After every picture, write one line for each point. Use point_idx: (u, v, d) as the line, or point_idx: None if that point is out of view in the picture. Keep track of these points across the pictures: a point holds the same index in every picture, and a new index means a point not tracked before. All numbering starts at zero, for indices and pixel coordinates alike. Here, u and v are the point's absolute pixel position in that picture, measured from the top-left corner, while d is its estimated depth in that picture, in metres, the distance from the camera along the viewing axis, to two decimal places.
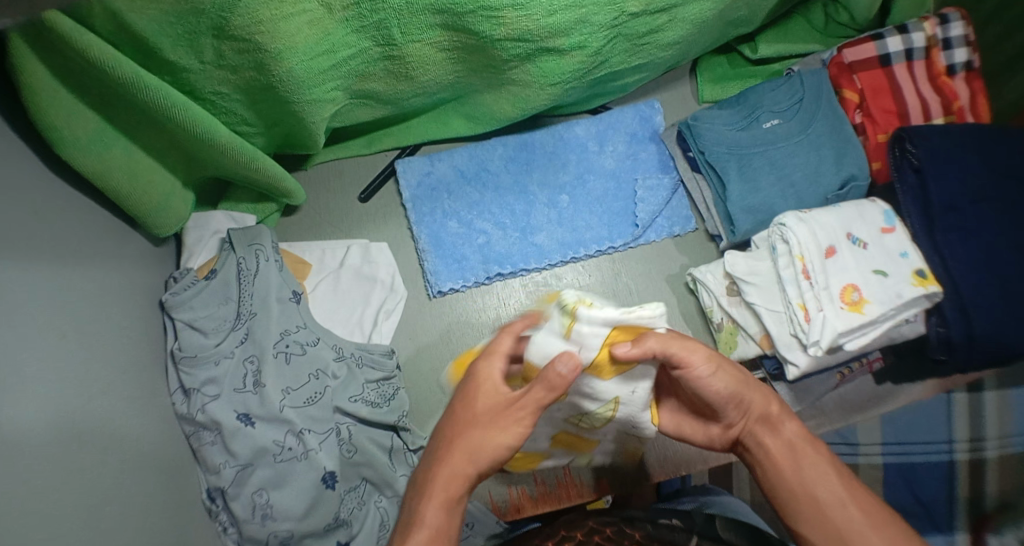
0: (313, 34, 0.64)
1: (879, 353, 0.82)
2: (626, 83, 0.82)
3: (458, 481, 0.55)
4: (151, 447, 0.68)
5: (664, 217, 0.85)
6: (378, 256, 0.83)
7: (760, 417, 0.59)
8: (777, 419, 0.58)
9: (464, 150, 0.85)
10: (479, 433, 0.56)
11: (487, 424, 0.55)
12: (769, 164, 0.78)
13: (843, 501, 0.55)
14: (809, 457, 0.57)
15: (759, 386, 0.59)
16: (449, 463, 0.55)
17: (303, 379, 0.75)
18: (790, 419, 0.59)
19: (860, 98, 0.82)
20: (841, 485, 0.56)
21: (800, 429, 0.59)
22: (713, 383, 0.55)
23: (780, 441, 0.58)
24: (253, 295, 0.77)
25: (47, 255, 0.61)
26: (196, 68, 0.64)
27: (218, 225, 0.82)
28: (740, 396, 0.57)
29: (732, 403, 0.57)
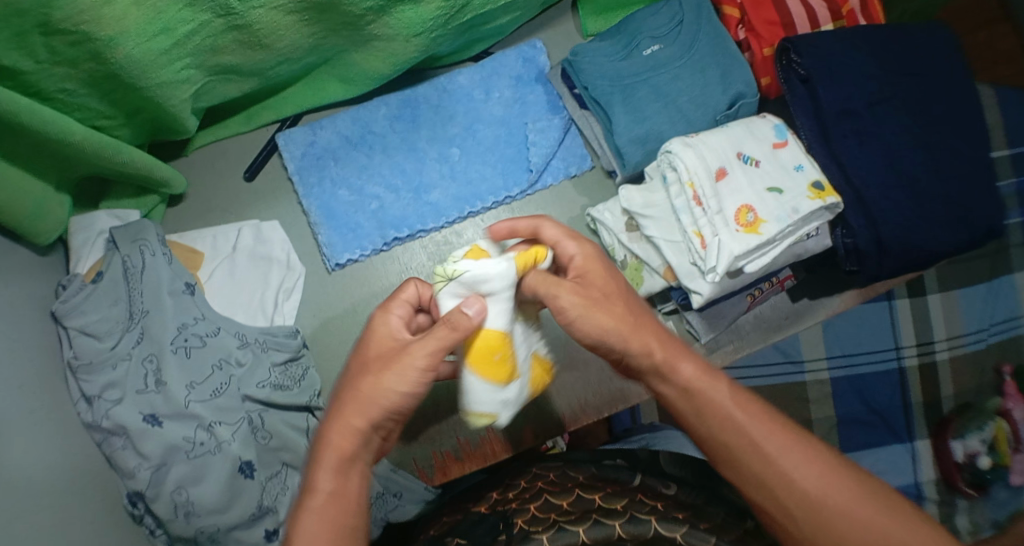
0: (142, 14, 0.60)
1: (789, 270, 0.82)
2: (501, 25, 0.79)
3: (354, 437, 0.53)
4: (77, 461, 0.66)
5: (559, 158, 0.83)
6: (271, 236, 0.81)
7: (651, 367, 0.57)
8: (668, 368, 0.56)
9: (347, 114, 0.82)
10: (380, 387, 0.52)
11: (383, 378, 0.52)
12: (653, 91, 0.76)
13: (761, 441, 0.53)
14: (710, 398, 0.55)
15: (642, 331, 0.57)
16: (343, 416, 0.53)
17: (207, 372, 0.74)
18: (684, 361, 0.56)
19: (741, 12, 0.80)
20: (756, 417, 0.54)
21: (698, 367, 0.56)
22: (580, 325, 0.56)
23: (675, 388, 0.56)
24: (143, 292, 0.76)
25: None
26: (34, 69, 0.61)
27: (103, 225, 0.79)
28: (616, 335, 0.56)
29: (606, 343, 0.56)
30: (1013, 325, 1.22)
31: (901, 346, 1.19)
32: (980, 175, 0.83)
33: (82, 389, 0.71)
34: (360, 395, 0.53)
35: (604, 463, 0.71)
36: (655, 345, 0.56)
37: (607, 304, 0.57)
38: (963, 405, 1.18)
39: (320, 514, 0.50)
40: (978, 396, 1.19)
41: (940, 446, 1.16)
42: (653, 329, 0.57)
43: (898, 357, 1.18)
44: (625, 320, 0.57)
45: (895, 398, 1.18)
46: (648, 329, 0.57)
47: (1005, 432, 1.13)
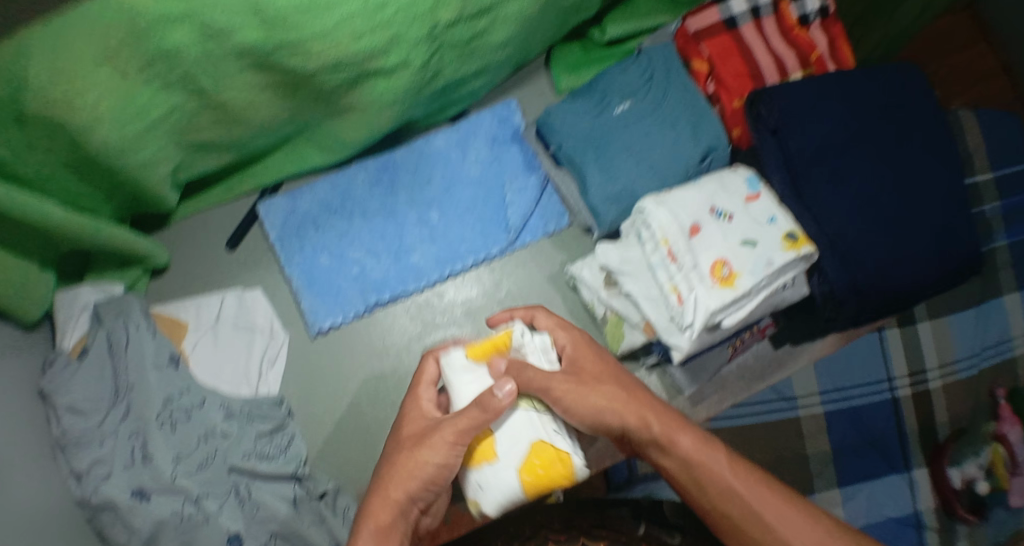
0: (116, 101, 0.60)
1: (770, 319, 0.84)
2: (474, 88, 0.80)
3: (388, 507, 0.59)
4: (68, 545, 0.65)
5: (538, 216, 0.85)
6: (254, 305, 0.82)
7: (652, 441, 0.61)
8: (666, 440, 0.61)
9: (327, 180, 0.83)
10: (417, 461, 0.59)
11: (416, 453, 0.60)
12: (625, 149, 0.78)
13: (760, 509, 0.58)
14: (708, 469, 0.59)
15: (636, 407, 0.63)
16: (391, 482, 0.59)
17: (193, 443, 0.74)
18: (681, 434, 0.61)
19: (710, 66, 0.81)
20: (747, 481, 0.59)
21: (695, 438, 0.61)
22: (575, 410, 0.62)
23: (677, 461, 0.60)
24: (128, 367, 0.75)
25: None
26: (11, 157, 0.61)
27: (87, 299, 0.79)
28: (612, 415, 0.63)
29: (606, 424, 0.63)
30: (1004, 348, 1.16)
31: (893, 378, 1.14)
32: (957, 211, 0.83)
33: (70, 467, 0.69)
34: (398, 468, 0.60)
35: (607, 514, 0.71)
36: (653, 421, 0.62)
37: (601, 385, 0.63)
38: (957, 431, 1.13)
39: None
40: (972, 421, 1.13)
41: (938, 474, 1.11)
42: (649, 403, 0.63)
43: (891, 388, 1.13)
44: (619, 397, 0.63)
45: (890, 424, 1.13)
46: (642, 405, 0.63)
47: (1001, 456, 1.06)
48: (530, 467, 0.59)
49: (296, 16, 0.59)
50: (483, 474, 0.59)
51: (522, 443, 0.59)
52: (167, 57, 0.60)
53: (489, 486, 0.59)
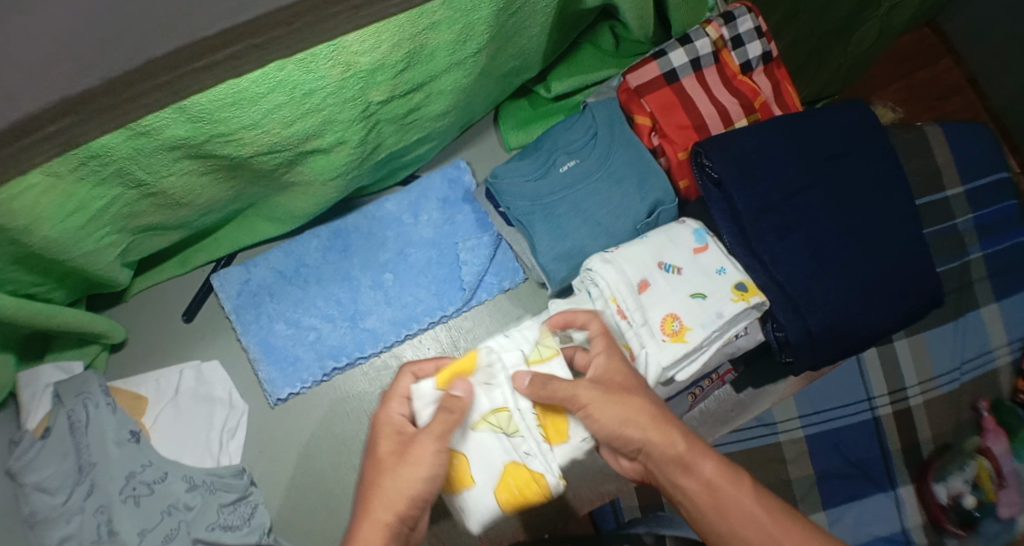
0: (51, 200, 0.60)
1: (730, 364, 0.83)
2: (420, 153, 0.81)
3: (382, 532, 0.49)
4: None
5: (493, 273, 0.84)
6: (212, 375, 0.83)
7: (671, 458, 0.54)
8: (691, 461, 0.54)
9: (279, 250, 0.83)
10: (402, 478, 0.50)
11: (403, 466, 0.51)
12: (572, 208, 0.78)
13: (781, 538, 0.51)
14: (728, 499, 0.53)
15: (664, 420, 0.55)
16: (369, 515, 0.49)
17: (156, 518, 0.75)
18: (704, 457, 0.54)
19: (653, 120, 0.81)
20: (770, 519, 0.52)
21: (717, 466, 0.54)
22: (599, 419, 0.55)
23: (698, 482, 0.54)
24: (90, 445, 0.77)
25: None
26: None
27: (48, 378, 0.79)
28: (633, 430, 0.54)
29: (627, 439, 0.55)
30: (986, 359, 1.11)
31: (873, 396, 1.09)
32: (913, 249, 0.82)
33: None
34: (369, 493, 0.50)
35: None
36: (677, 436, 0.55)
37: (629, 396, 0.56)
38: (942, 445, 1.07)
39: None
40: (957, 436, 1.08)
41: (923, 490, 1.04)
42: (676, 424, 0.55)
43: (870, 407, 1.08)
44: (646, 419, 0.55)
45: (873, 448, 1.07)
46: (669, 423, 0.55)
47: (987, 470, 1.02)
48: (505, 487, 0.57)
49: (224, 112, 0.57)
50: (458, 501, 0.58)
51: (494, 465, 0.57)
52: (97, 156, 0.58)
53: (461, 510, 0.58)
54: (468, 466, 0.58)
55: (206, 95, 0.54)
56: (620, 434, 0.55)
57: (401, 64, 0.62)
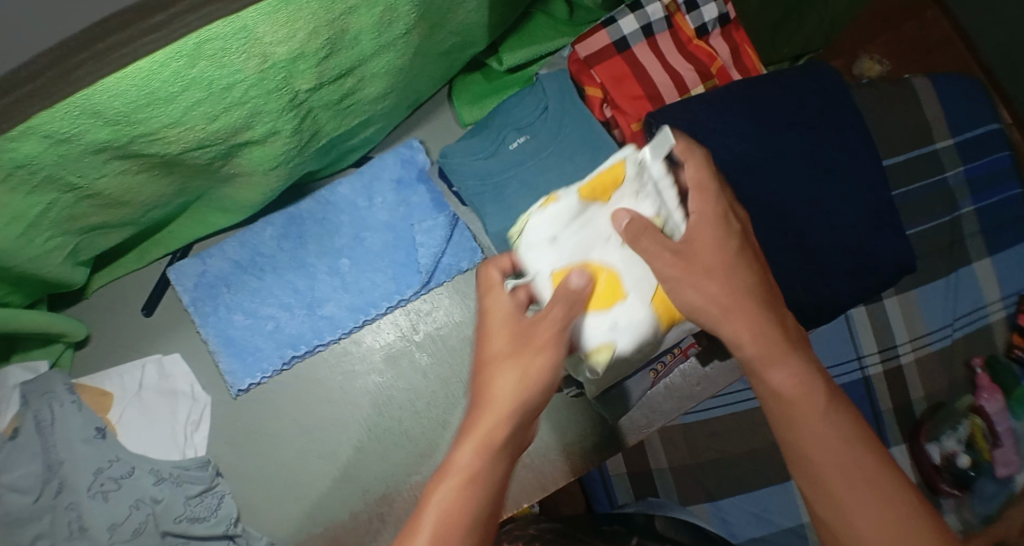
0: None
1: (692, 340, 0.81)
2: (368, 136, 0.79)
3: (507, 425, 0.50)
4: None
5: (450, 254, 0.83)
6: (174, 368, 0.83)
7: (752, 356, 0.52)
8: (762, 368, 0.52)
9: (234, 240, 0.83)
10: (505, 380, 0.51)
11: (527, 358, 0.52)
12: (523, 187, 0.76)
13: (835, 475, 0.48)
14: (799, 409, 0.50)
15: (739, 297, 0.53)
16: (481, 420, 0.50)
17: (124, 512, 0.76)
18: (777, 366, 0.51)
19: (604, 91, 0.79)
20: (844, 428, 0.49)
21: (795, 374, 0.51)
22: (688, 298, 0.53)
23: (773, 388, 0.51)
24: (56, 444, 0.77)
25: None
26: None
27: (14, 379, 0.78)
28: (714, 315, 0.53)
29: (707, 318, 0.53)
30: (980, 314, 1.08)
31: (861, 355, 1.06)
32: (885, 213, 0.79)
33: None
34: (478, 405, 0.51)
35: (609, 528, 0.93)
36: (746, 339, 0.52)
37: (712, 274, 0.53)
38: (935, 404, 1.06)
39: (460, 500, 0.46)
40: (950, 394, 1.06)
41: (916, 450, 1.04)
42: (753, 320, 0.53)
43: (860, 366, 1.05)
44: (741, 278, 0.53)
45: (863, 409, 1.05)
46: (747, 309, 0.53)
47: (980, 428, 1.03)
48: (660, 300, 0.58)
49: (141, 113, 0.56)
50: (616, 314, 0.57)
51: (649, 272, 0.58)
52: (23, 165, 0.57)
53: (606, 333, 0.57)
54: (618, 280, 0.57)
55: (117, 98, 0.52)
56: (705, 316, 0.53)
57: (322, 51, 0.60)
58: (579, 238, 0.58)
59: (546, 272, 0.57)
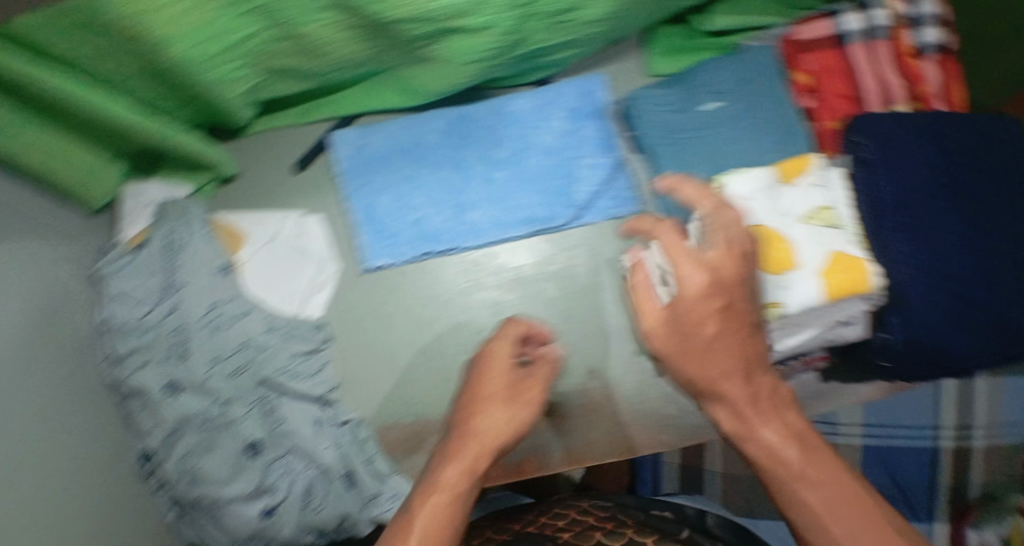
0: (200, 18, 0.62)
1: (823, 352, 0.81)
2: (560, 59, 0.76)
3: (446, 517, 0.62)
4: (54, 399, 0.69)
5: (607, 198, 0.81)
6: (313, 229, 0.83)
7: (749, 401, 0.63)
8: (748, 430, 0.62)
9: (401, 123, 0.83)
10: (496, 423, 0.69)
11: (498, 409, 0.70)
12: (709, 149, 0.75)
13: (831, 523, 0.56)
14: (786, 460, 0.59)
15: (744, 337, 0.65)
16: (462, 455, 0.67)
17: (230, 350, 0.79)
18: (766, 426, 0.62)
19: (812, 80, 0.79)
20: (824, 470, 0.59)
21: (782, 435, 0.61)
22: (718, 347, 0.65)
23: (761, 446, 0.61)
24: (180, 267, 0.79)
25: None
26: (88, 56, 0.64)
27: (153, 197, 0.82)
28: (716, 370, 0.64)
29: (731, 374, 0.64)
30: None
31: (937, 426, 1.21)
32: None
33: (114, 345, 0.77)
34: (473, 450, 0.67)
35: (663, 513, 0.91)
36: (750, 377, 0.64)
37: (721, 316, 0.65)
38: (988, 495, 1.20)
39: (443, 509, 0.62)
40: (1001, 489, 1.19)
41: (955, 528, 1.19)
42: (744, 383, 0.64)
43: (933, 436, 1.21)
44: (725, 285, 0.65)
45: (920, 474, 1.22)
46: (730, 355, 0.64)
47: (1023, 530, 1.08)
48: (836, 269, 0.70)
49: None
50: (790, 279, 0.70)
51: (822, 251, 0.71)
52: None
53: (790, 292, 0.70)
54: (795, 251, 0.71)
55: None
56: (724, 377, 0.64)
57: None
58: (777, 204, 0.72)
59: (737, 225, 0.71)
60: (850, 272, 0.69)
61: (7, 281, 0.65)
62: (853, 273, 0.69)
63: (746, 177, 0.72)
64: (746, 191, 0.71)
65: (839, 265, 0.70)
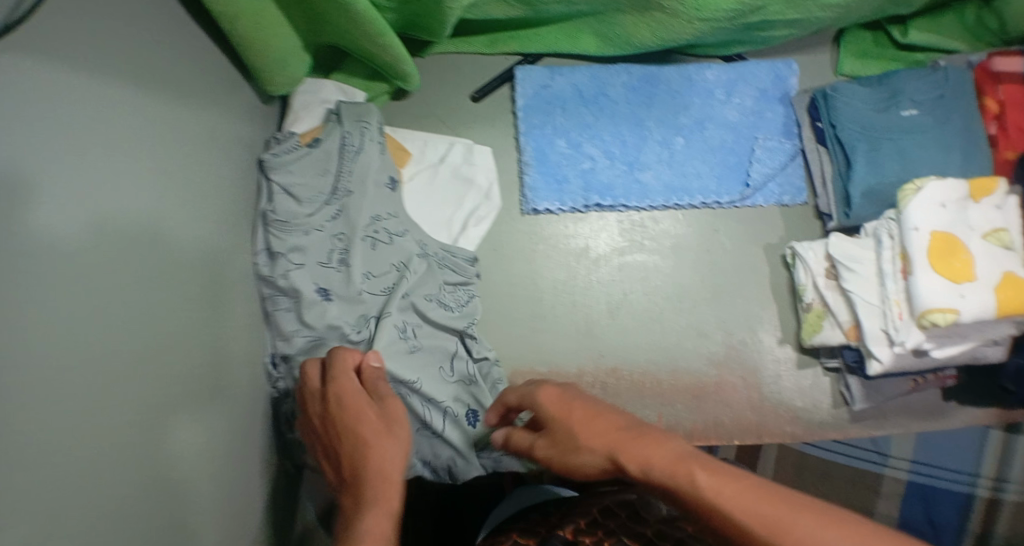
0: None
1: (954, 370, 0.82)
2: (772, 37, 0.78)
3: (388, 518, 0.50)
4: (238, 272, 0.65)
5: (777, 183, 0.82)
6: (480, 160, 0.81)
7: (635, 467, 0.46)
8: (685, 476, 0.42)
9: (588, 70, 0.82)
10: (388, 456, 0.54)
11: (378, 441, 0.55)
12: (898, 151, 0.77)
13: None
14: (689, 491, 0.42)
15: (610, 434, 0.49)
16: (375, 501, 0.51)
17: (384, 268, 0.74)
18: (697, 468, 0.42)
19: (999, 110, 0.81)
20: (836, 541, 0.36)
21: (676, 453, 0.45)
22: (586, 432, 0.50)
23: (703, 482, 0.41)
24: (353, 173, 0.75)
25: (169, 85, 0.55)
26: None
27: (327, 96, 0.79)
28: (596, 439, 0.49)
29: (588, 441, 0.50)
30: None
31: (976, 474, 0.85)
32: None
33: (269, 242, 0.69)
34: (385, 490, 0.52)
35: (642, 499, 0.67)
36: (624, 443, 0.48)
37: (595, 413, 0.51)
38: None
39: None
40: None
41: None
42: (655, 435, 0.46)
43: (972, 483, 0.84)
44: (583, 415, 0.52)
45: None
46: (605, 415, 0.51)
47: None
48: (1008, 288, 0.70)
49: None
50: (969, 288, 0.70)
51: (997, 269, 0.72)
52: None
53: (968, 299, 0.70)
54: (972, 264, 0.71)
55: None
56: (591, 447, 0.49)
57: None
58: (961, 217, 0.73)
59: (929, 227, 0.71)
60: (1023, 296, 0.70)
61: (202, 140, 0.61)
62: None
63: (939, 184, 0.73)
64: (939, 199, 0.72)
65: (1010, 285, 0.70)
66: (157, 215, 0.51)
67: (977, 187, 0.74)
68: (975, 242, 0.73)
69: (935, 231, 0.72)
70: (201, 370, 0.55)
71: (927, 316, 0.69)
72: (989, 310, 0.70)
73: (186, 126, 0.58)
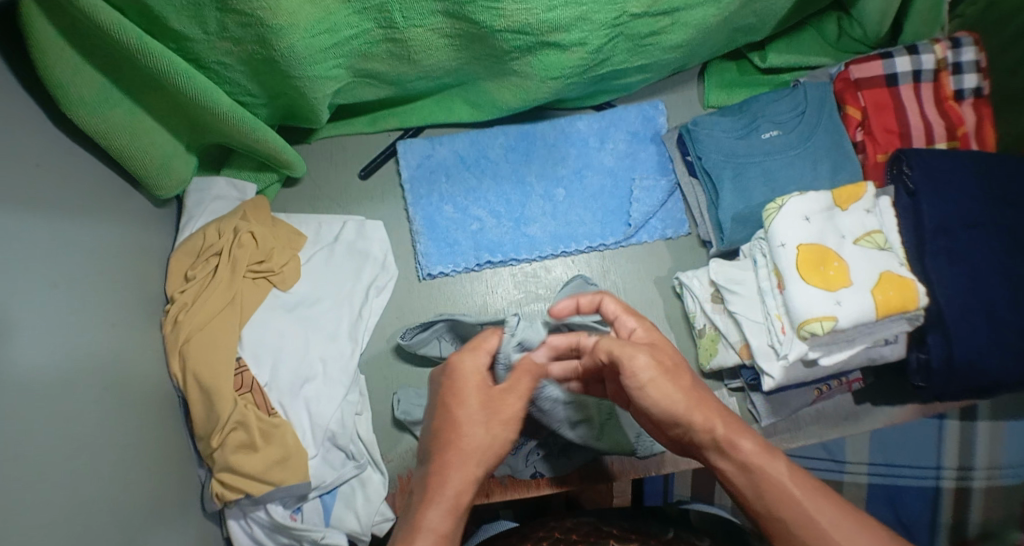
0: (315, 12, 0.63)
1: (859, 374, 0.84)
2: (629, 83, 0.84)
3: (471, 489, 0.51)
4: (133, 370, 0.70)
5: (658, 218, 0.88)
6: (373, 234, 0.88)
7: (709, 439, 0.53)
8: (727, 441, 0.52)
9: (466, 137, 0.88)
10: (482, 433, 0.52)
11: (482, 427, 0.53)
12: (764, 174, 0.80)
13: None
14: (769, 475, 0.51)
15: (702, 402, 0.54)
16: (455, 467, 0.51)
17: (301, 365, 0.80)
18: (743, 437, 0.52)
19: (862, 115, 0.83)
20: (828, 509, 0.50)
21: (758, 443, 0.52)
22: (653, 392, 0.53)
23: (735, 464, 0.52)
24: (265, 275, 0.81)
25: (45, 206, 0.61)
26: (200, 39, 0.64)
27: (219, 192, 0.84)
28: (681, 409, 0.53)
29: (676, 417, 0.53)
30: None
31: (940, 466, 0.91)
32: None
33: (171, 327, 0.74)
34: (462, 437, 0.52)
35: (636, 520, 0.69)
36: (714, 418, 0.53)
37: (676, 378, 0.54)
38: None
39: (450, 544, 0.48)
40: None
41: None
42: (780, 464, 0.52)
43: (936, 476, 0.91)
44: (696, 401, 0.54)
45: None
46: (711, 404, 0.54)
47: None
48: (884, 290, 0.70)
49: None
50: (844, 292, 0.70)
51: (875, 270, 0.71)
52: None
53: (846, 304, 0.69)
54: (848, 270, 0.71)
55: None
56: (668, 414, 0.54)
57: None
58: (829, 225, 0.74)
59: (796, 242, 0.72)
60: (899, 292, 0.70)
61: (83, 257, 0.66)
62: (905, 293, 0.70)
63: (806, 199, 0.74)
64: (804, 213, 0.74)
65: (888, 282, 0.70)
66: (25, 332, 0.55)
67: (844, 194, 0.76)
68: (846, 248, 0.73)
69: (805, 248, 0.72)
70: (89, 472, 0.59)
71: (805, 325, 0.69)
72: (867, 315, 0.69)
73: (61, 246, 0.63)
